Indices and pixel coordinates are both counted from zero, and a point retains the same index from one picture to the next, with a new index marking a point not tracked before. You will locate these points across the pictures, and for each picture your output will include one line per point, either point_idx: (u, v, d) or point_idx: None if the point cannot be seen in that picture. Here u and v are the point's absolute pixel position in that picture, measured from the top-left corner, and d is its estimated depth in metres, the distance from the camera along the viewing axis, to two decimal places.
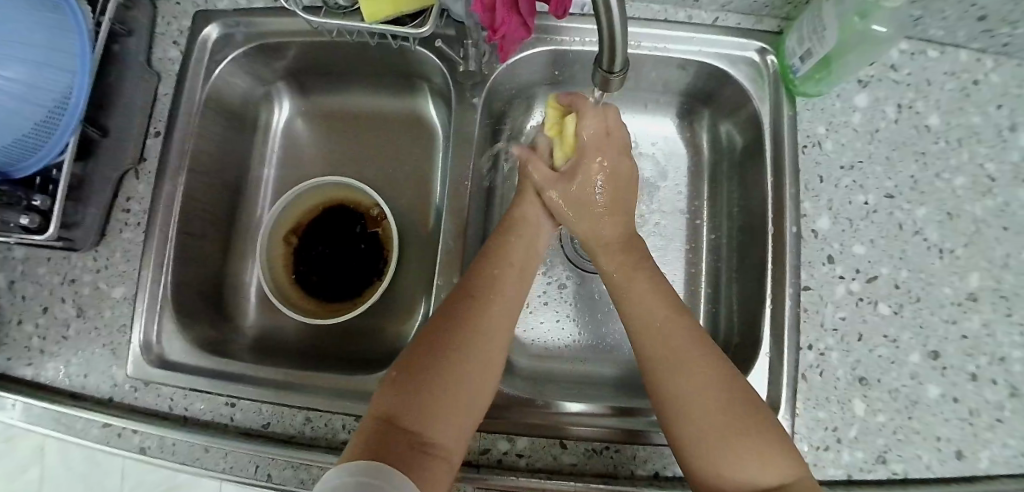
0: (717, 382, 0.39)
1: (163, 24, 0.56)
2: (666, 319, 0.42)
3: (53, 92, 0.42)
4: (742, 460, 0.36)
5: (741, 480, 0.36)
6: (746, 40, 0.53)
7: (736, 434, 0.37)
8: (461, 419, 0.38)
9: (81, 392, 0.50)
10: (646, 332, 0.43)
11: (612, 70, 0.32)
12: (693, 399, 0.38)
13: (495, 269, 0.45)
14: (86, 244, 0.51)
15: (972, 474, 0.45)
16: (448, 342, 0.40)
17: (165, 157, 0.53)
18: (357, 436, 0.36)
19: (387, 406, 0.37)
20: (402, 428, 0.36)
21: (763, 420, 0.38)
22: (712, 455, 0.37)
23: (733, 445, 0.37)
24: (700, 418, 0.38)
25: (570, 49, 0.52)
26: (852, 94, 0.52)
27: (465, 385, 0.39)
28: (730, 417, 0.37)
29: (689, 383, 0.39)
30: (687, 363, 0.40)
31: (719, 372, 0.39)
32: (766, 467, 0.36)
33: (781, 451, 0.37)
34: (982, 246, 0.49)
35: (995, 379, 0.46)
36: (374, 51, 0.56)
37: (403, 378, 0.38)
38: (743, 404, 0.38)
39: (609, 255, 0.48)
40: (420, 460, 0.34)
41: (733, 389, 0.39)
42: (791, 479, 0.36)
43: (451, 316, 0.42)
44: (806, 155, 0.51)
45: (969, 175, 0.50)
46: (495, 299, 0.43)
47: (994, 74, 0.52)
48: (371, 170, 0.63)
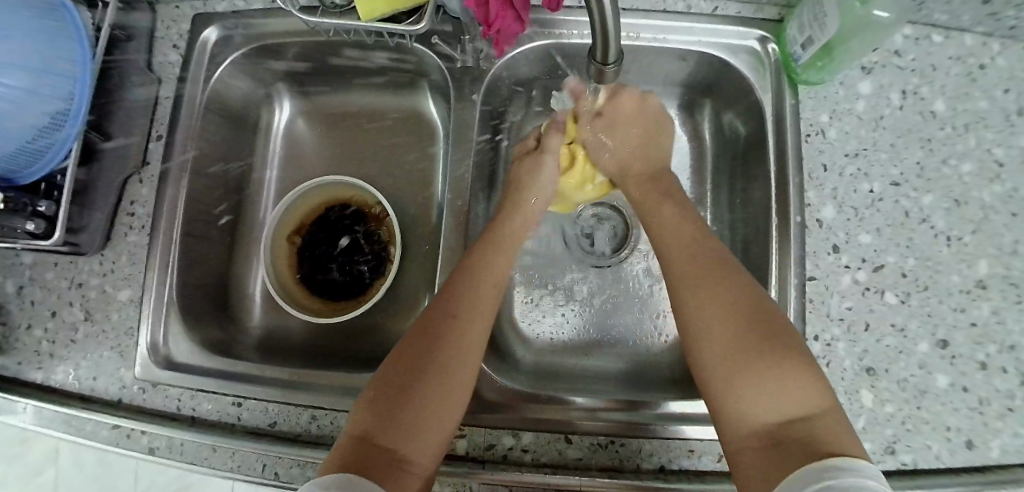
0: (741, 314, 0.40)
1: (162, 27, 0.56)
2: (695, 254, 0.45)
3: (53, 99, 0.43)
4: (760, 392, 0.36)
5: (759, 414, 0.36)
6: (747, 29, 0.52)
7: (756, 366, 0.37)
8: (437, 433, 0.38)
9: (91, 395, 0.50)
10: (679, 255, 0.45)
11: (606, 62, 0.32)
12: (718, 328, 0.40)
13: (477, 281, 0.45)
14: (92, 248, 0.52)
15: (983, 464, 0.45)
16: (426, 356, 0.40)
17: (167, 160, 0.54)
18: (336, 451, 0.36)
19: (364, 425, 0.37)
20: (379, 445, 0.36)
21: (789, 357, 0.37)
22: (729, 385, 0.38)
23: (752, 376, 0.37)
24: (719, 349, 0.39)
25: (568, 42, 0.52)
26: (855, 81, 0.51)
27: (444, 397, 0.39)
28: (752, 349, 0.38)
29: (717, 306, 0.41)
30: (713, 293, 0.41)
31: (746, 305, 0.40)
32: (788, 400, 0.35)
33: (805, 388, 0.36)
34: (990, 233, 0.48)
35: (1006, 368, 0.46)
36: (372, 49, 0.56)
37: (382, 395, 0.39)
38: (767, 338, 0.38)
39: (636, 187, 0.53)
40: (396, 475, 0.35)
41: (758, 324, 0.39)
42: (816, 416, 0.35)
43: (429, 332, 0.42)
44: (809, 143, 0.51)
45: (976, 160, 0.49)
46: (477, 308, 0.43)
47: (1000, 57, 0.51)
48: (372, 168, 0.63)
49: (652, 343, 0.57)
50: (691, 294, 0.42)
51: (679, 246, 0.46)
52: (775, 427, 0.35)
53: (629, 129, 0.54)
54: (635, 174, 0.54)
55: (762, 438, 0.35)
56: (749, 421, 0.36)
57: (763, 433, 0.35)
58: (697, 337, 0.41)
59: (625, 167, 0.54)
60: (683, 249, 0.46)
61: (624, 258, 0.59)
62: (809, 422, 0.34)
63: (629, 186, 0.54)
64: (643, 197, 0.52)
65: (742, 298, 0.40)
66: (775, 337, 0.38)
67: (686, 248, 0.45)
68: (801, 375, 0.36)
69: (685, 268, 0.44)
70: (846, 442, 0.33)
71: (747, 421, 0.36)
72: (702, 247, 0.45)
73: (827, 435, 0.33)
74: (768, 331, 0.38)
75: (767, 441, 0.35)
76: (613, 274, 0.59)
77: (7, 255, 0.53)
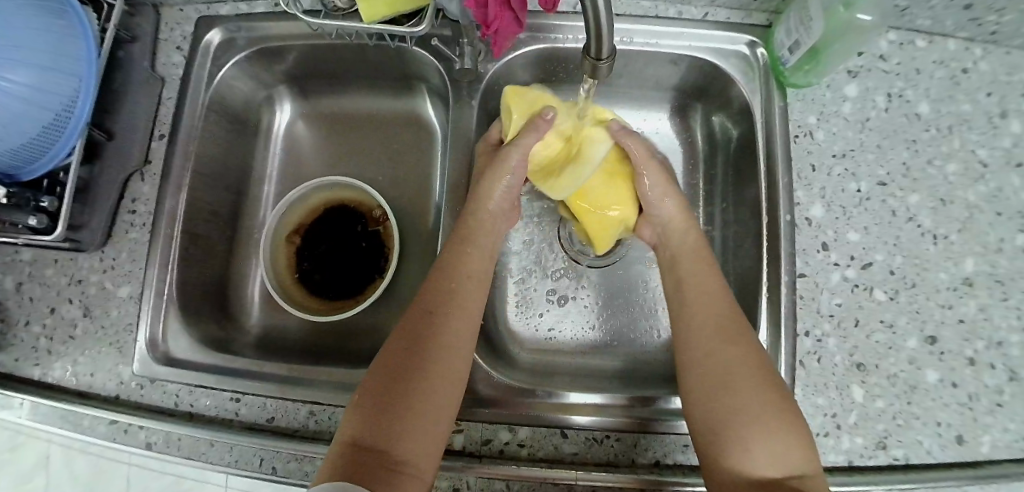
0: (759, 369, 0.40)
1: (167, 30, 0.57)
2: (728, 311, 0.44)
3: (59, 96, 0.44)
4: (762, 443, 0.37)
5: (757, 462, 0.36)
6: (736, 34, 0.54)
7: (767, 418, 0.38)
8: (431, 432, 0.38)
9: (88, 391, 0.51)
10: (688, 307, 0.45)
11: (599, 58, 0.32)
12: (733, 381, 0.40)
13: (452, 277, 0.46)
14: (93, 245, 0.53)
15: (974, 458, 0.45)
16: (407, 357, 0.40)
17: (169, 160, 0.54)
18: (328, 458, 0.36)
19: (352, 430, 0.37)
20: (370, 448, 0.36)
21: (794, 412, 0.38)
22: (737, 438, 0.37)
23: (760, 428, 0.37)
24: (732, 402, 0.39)
25: (563, 47, 0.53)
26: (842, 84, 0.53)
27: (435, 393, 0.39)
28: (763, 402, 0.38)
29: (724, 363, 0.41)
30: (733, 347, 0.41)
31: (759, 358, 0.41)
32: (785, 455, 0.36)
33: (801, 442, 0.37)
34: (975, 231, 0.49)
35: (994, 364, 0.47)
36: (372, 53, 0.57)
37: (369, 398, 0.38)
38: (774, 398, 0.39)
39: (687, 235, 0.51)
40: (391, 477, 0.35)
41: (767, 377, 0.40)
42: (806, 471, 0.36)
43: (410, 330, 0.42)
44: (797, 144, 0.52)
45: (960, 161, 0.51)
46: (454, 306, 0.44)
47: (983, 61, 0.53)
48: (370, 170, 0.64)
49: (645, 342, 0.58)
50: (713, 348, 0.42)
51: (697, 302, 0.45)
52: (773, 478, 0.36)
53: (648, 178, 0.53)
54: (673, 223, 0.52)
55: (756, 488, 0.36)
56: (746, 470, 0.36)
57: (758, 483, 0.36)
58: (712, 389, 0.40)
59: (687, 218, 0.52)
60: (703, 303, 0.44)
61: (618, 258, 0.60)
62: (803, 478, 0.36)
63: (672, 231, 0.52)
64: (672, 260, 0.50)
65: (749, 356, 0.41)
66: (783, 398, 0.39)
67: (707, 303, 0.44)
68: (797, 429, 0.38)
69: (712, 322, 0.43)
70: None
71: (746, 471, 0.36)
72: (724, 301, 0.45)
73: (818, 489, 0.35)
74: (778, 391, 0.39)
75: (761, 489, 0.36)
76: (610, 276, 0.60)
77: (7, 252, 0.54)
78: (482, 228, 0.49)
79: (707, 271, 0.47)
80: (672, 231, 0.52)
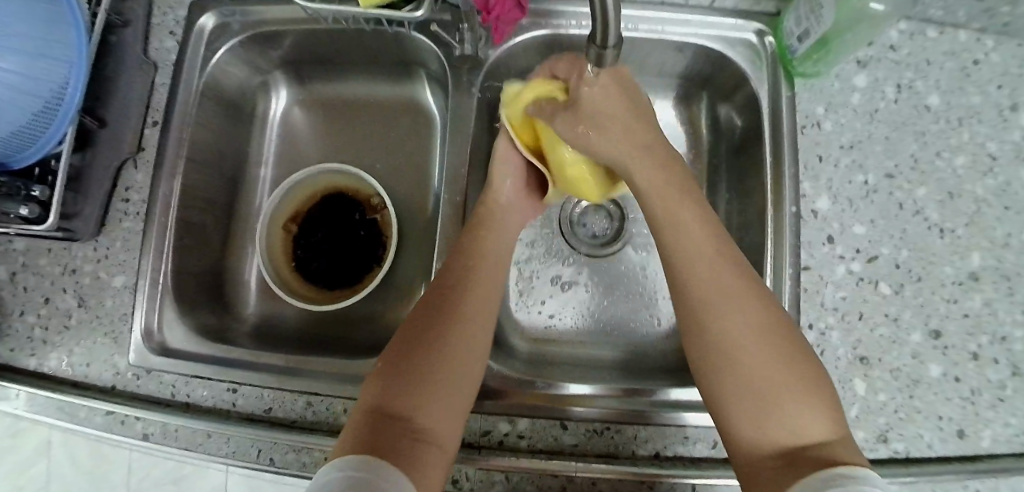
0: (771, 330, 0.37)
1: (160, 14, 0.56)
2: (732, 263, 0.40)
3: (48, 83, 0.42)
4: (778, 411, 0.35)
5: (773, 434, 0.35)
6: (743, 21, 0.52)
7: (783, 384, 0.35)
8: (450, 405, 0.37)
9: (84, 381, 0.50)
10: (690, 261, 0.41)
11: (605, 46, 0.31)
12: (742, 348, 0.37)
13: (473, 257, 0.45)
14: (87, 234, 0.52)
15: (974, 452, 0.45)
16: (430, 333, 0.40)
17: (162, 148, 0.53)
18: (346, 431, 0.35)
19: (373, 400, 0.37)
20: (390, 419, 0.35)
21: (812, 373, 0.36)
22: (755, 408, 0.36)
23: (778, 395, 0.35)
24: (743, 369, 0.37)
25: (566, 33, 0.52)
26: (851, 74, 0.52)
27: (455, 367, 0.39)
28: (778, 368, 0.36)
29: (731, 326, 0.38)
30: (739, 310, 0.38)
31: (770, 320, 0.38)
32: (807, 423, 0.34)
33: (822, 407, 0.35)
34: (982, 225, 0.48)
35: (998, 359, 0.46)
36: (370, 38, 0.56)
37: (389, 372, 0.38)
38: (790, 360, 0.36)
39: (656, 172, 0.45)
40: (413, 449, 0.34)
41: (778, 339, 0.37)
42: (832, 437, 0.34)
43: (428, 306, 0.42)
44: (804, 135, 0.51)
45: (969, 153, 0.50)
46: (474, 286, 0.43)
47: (995, 52, 0.51)
48: (368, 157, 0.63)
49: (646, 333, 0.57)
50: (716, 310, 0.38)
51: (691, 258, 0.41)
52: (795, 448, 0.34)
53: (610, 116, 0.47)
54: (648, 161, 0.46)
55: (779, 458, 0.34)
56: (766, 441, 0.35)
57: (781, 453, 0.34)
58: (720, 356, 0.38)
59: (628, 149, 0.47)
60: (702, 256, 0.40)
61: (619, 248, 0.60)
62: (828, 444, 0.34)
63: (637, 167, 0.46)
64: (663, 205, 0.44)
65: (757, 313, 0.38)
66: (797, 358, 0.36)
67: (702, 258, 0.41)
68: (818, 393, 0.36)
69: (714, 279, 0.39)
70: (863, 464, 0.32)
71: (765, 442, 0.35)
72: (727, 253, 0.41)
73: (846, 457, 0.32)
74: (791, 352, 0.36)
75: (782, 460, 0.34)
76: (610, 265, 0.59)
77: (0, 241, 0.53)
78: (497, 216, 0.49)
79: (703, 217, 0.43)
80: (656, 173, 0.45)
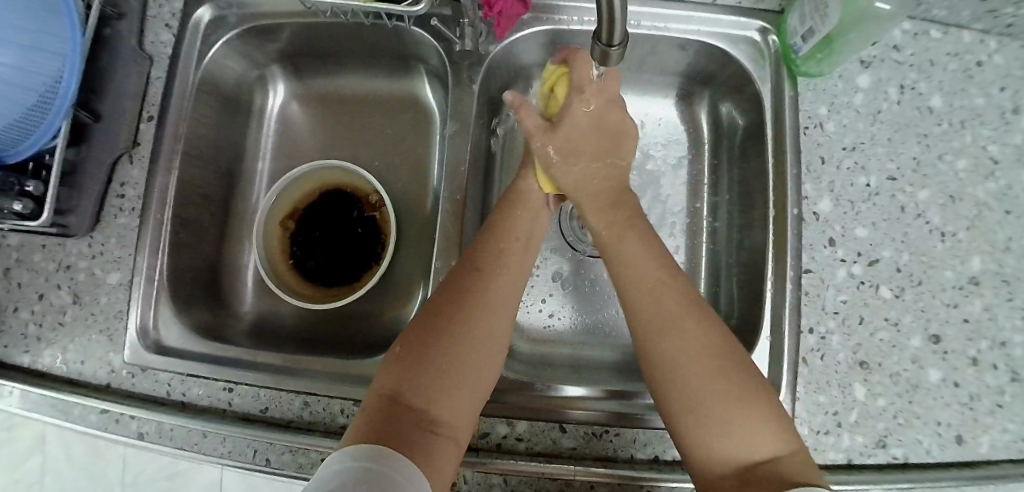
0: (716, 350, 0.37)
1: (155, 5, 0.54)
2: (680, 288, 0.40)
3: (41, 76, 0.42)
4: (730, 431, 0.34)
5: (730, 453, 0.34)
6: (747, 19, 0.52)
7: (733, 405, 0.35)
8: (465, 393, 0.37)
9: (78, 379, 0.50)
10: (637, 288, 0.41)
11: (611, 43, 0.31)
12: (686, 369, 0.36)
13: (499, 246, 0.44)
14: (81, 230, 0.51)
15: (972, 457, 0.45)
16: (454, 319, 0.39)
17: (158, 143, 0.52)
18: (361, 414, 0.35)
19: (391, 385, 0.36)
20: (407, 406, 0.34)
21: (761, 393, 0.35)
22: (707, 429, 0.35)
23: (728, 415, 0.34)
24: (690, 391, 0.36)
25: (568, 28, 0.51)
26: (854, 74, 0.51)
27: (474, 354, 0.38)
28: (728, 389, 0.35)
29: (674, 351, 0.37)
30: (685, 332, 0.37)
31: (718, 340, 0.37)
32: (760, 441, 0.34)
33: (774, 424, 0.34)
34: (983, 230, 0.48)
35: (996, 364, 0.46)
36: (370, 32, 0.55)
37: (407, 356, 0.37)
38: (737, 379, 0.36)
39: (598, 213, 0.46)
40: (428, 439, 0.33)
41: (727, 360, 0.36)
42: (785, 454, 0.34)
43: (453, 290, 0.41)
44: (807, 136, 0.51)
45: (971, 157, 0.49)
46: (499, 271, 0.43)
47: (998, 55, 0.51)
48: (367, 154, 0.63)
49: None
50: (659, 333, 0.38)
51: (639, 280, 0.41)
52: (749, 467, 0.33)
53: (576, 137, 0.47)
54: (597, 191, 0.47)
55: (736, 478, 0.33)
56: (723, 461, 0.34)
57: (736, 474, 0.33)
58: (665, 379, 0.37)
59: (587, 179, 0.47)
60: (646, 284, 0.41)
61: None
62: (781, 461, 0.33)
63: (587, 195, 0.47)
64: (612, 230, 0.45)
65: (703, 333, 0.37)
66: (744, 377, 0.36)
67: (649, 282, 0.41)
68: (770, 410, 0.35)
69: (656, 304, 0.39)
70: (815, 481, 0.32)
71: (722, 462, 0.34)
72: (675, 277, 0.41)
73: (797, 474, 0.32)
74: (738, 371, 0.36)
75: (739, 480, 0.33)
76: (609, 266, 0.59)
77: None
78: (525, 199, 0.49)
79: (647, 243, 0.43)
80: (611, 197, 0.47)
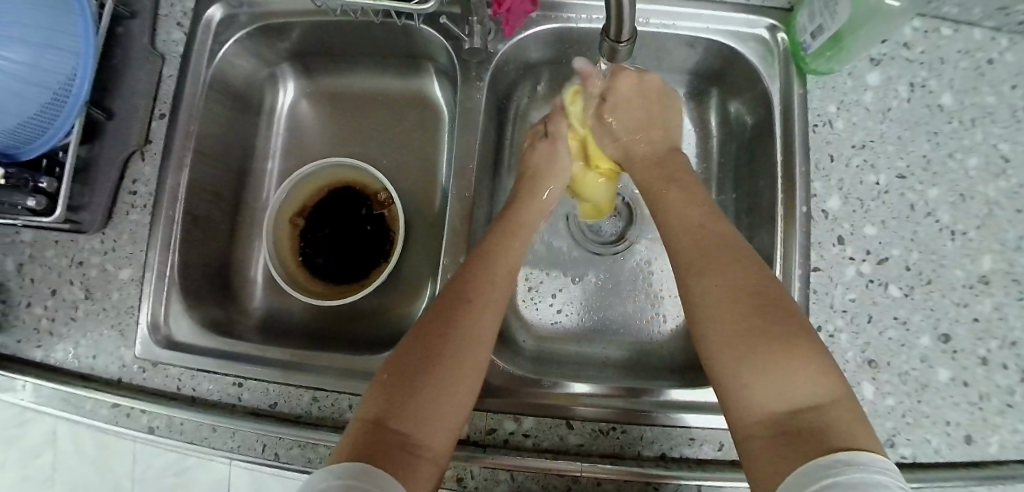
0: (751, 294, 0.36)
1: (166, 4, 0.55)
2: (721, 238, 0.41)
3: (57, 74, 0.42)
4: (764, 374, 0.33)
5: (763, 395, 0.32)
6: (756, 17, 0.52)
7: (768, 348, 0.33)
8: (450, 416, 0.36)
9: (90, 374, 0.50)
10: (681, 239, 0.42)
11: (619, 40, 0.31)
12: (722, 311, 0.36)
13: (488, 271, 0.44)
14: (93, 227, 0.52)
15: (981, 458, 0.45)
16: (437, 347, 0.38)
17: (169, 140, 0.53)
18: (344, 439, 0.34)
19: (375, 409, 0.35)
20: (388, 429, 0.34)
21: (803, 337, 0.34)
22: (741, 374, 0.34)
23: (762, 359, 0.33)
24: (723, 334, 0.36)
25: (576, 26, 0.51)
26: (864, 72, 0.51)
27: (456, 379, 0.37)
28: (765, 325, 0.34)
29: (711, 295, 0.38)
30: (723, 272, 0.38)
31: (760, 281, 0.37)
32: (798, 386, 0.32)
33: (814, 367, 0.32)
34: (994, 228, 0.48)
35: (1006, 364, 0.46)
36: (379, 31, 0.55)
37: (391, 382, 0.37)
38: (774, 321, 0.35)
39: (645, 170, 0.49)
40: (411, 462, 0.33)
41: (766, 299, 0.36)
42: (825, 400, 0.31)
43: (437, 317, 0.40)
44: (816, 134, 0.50)
45: (982, 155, 0.49)
46: (487, 300, 0.42)
47: (1009, 52, 0.51)
48: (376, 152, 0.63)
49: (654, 332, 0.57)
50: (699, 278, 0.39)
51: (685, 226, 0.43)
52: (787, 415, 0.31)
53: (625, 113, 0.51)
54: (641, 154, 0.50)
55: (773, 426, 0.31)
56: (758, 410, 0.32)
57: (773, 422, 0.32)
58: (703, 322, 0.37)
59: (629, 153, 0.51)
60: (688, 235, 0.42)
61: (627, 247, 0.59)
62: (821, 410, 0.31)
63: (635, 165, 0.51)
64: (656, 187, 0.47)
65: (740, 279, 0.37)
66: (784, 320, 0.35)
67: (692, 231, 0.42)
68: (813, 354, 0.33)
69: (695, 253, 0.40)
70: (859, 432, 0.29)
71: (758, 410, 0.32)
72: (716, 230, 0.41)
73: (839, 423, 0.30)
74: (776, 314, 0.35)
75: (776, 429, 0.31)
76: (616, 263, 0.59)
77: (7, 232, 0.53)
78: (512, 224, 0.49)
79: (691, 199, 0.44)
80: (642, 160, 0.50)
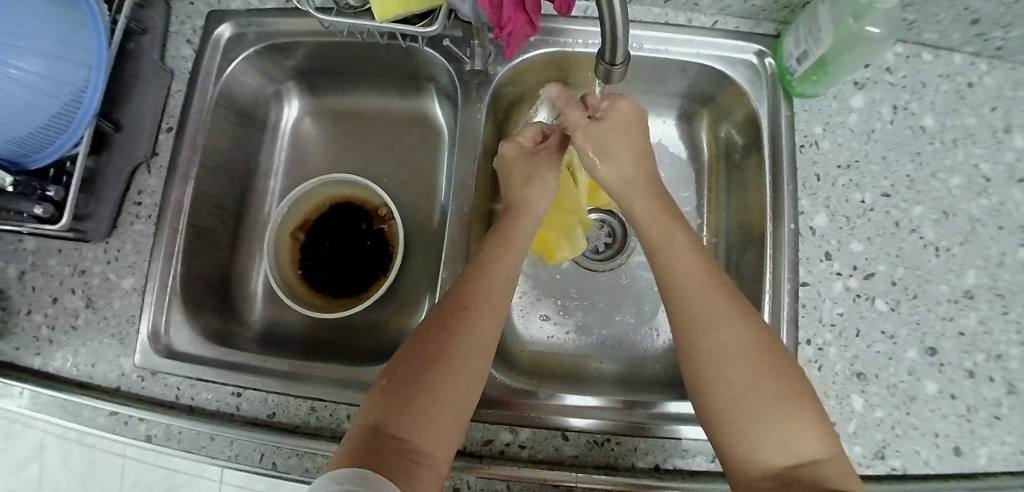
0: (758, 351, 0.37)
1: (176, 23, 0.57)
2: (724, 290, 0.41)
3: (69, 86, 0.44)
4: (769, 431, 0.34)
5: (769, 451, 0.34)
6: (745, 42, 0.54)
7: (774, 407, 0.35)
8: (448, 425, 0.37)
9: (89, 382, 0.51)
10: (685, 286, 0.42)
11: (614, 63, 0.33)
12: (733, 366, 0.37)
13: (488, 275, 0.44)
14: (98, 236, 0.52)
15: (972, 470, 0.45)
16: (432, 355, 0.39)
17: (176, 153, 0.54)
18: (345, 446, 0.35)
19: (374, 417, 0.36)
20: (389, 436, 0.35)
21: (803, 396, 0.36)
22: (746, 429, 0.35)
23: (768, 417, 0.35)
24: (733, 389, 0.36)
25: (572, 50, 0.54)
26: (848, 95, 0.53)
27: (450, 387, 0.38)
28: (774, 388, 0.36)
29: (720, 347, 0.38)
30: (732, 322, 0.39)
31: (765, 339, 0.38)
32: (801, 444, 0.34)
33: (816, 427, 0.35)
34: (977, 245, 0.49)
35: (993, 377, 0.47)
36: (382, 51, 0.57)
37: (391, 388, 0.38)
38: (779, 381, 0.36)
39: (644, 202, 0.48)
40: (411, 468, 0.34)
41: (775, 358, 0.37)
42: (823, 458, 0.34)
43: (438, 322, 0.41)
44: (803, 154, 0.52)
45: (964, 175, 0.51)
46: (487, 305, 0.42)
47: (988, 76, 0.53)
48: (377, 168, 0.65)
49: (648, 347, 0.58)
50: (708, 329, 0.39)
51: (691, 278, 0.42)
52: (788, 469, 0.33)
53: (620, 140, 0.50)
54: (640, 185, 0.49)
55: (773, 478, 0.33)
56: (760, 463, 0.34)
57: (774, 475, 0.34)
58: (709, 373, 0.37)
59: (627, 180, 0.50)
60: (693, 282, 0.41)
61: (620, 264, 0.61)
62: (818, 465, 0.33)
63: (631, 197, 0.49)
64: (658, 235, 0.46)
65: (746, 335, 0.38)
66: (787, 379, 0.36)
67: (697, 277, 0.42)
68: (811, 411, 0.35)
69: (699, 302, 0.40)
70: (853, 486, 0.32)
71: (759, 463, 0.34)
72: (717, 281, 0.41)
73: (835, 478, 0.32)
74: (784, 373, 0.36)
75: (778, 480, 0.33)
76: (611, 279, 0.60)
77: (11, 241, 0.53)
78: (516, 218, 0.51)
79: (693, 246, 0.44)
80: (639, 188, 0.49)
